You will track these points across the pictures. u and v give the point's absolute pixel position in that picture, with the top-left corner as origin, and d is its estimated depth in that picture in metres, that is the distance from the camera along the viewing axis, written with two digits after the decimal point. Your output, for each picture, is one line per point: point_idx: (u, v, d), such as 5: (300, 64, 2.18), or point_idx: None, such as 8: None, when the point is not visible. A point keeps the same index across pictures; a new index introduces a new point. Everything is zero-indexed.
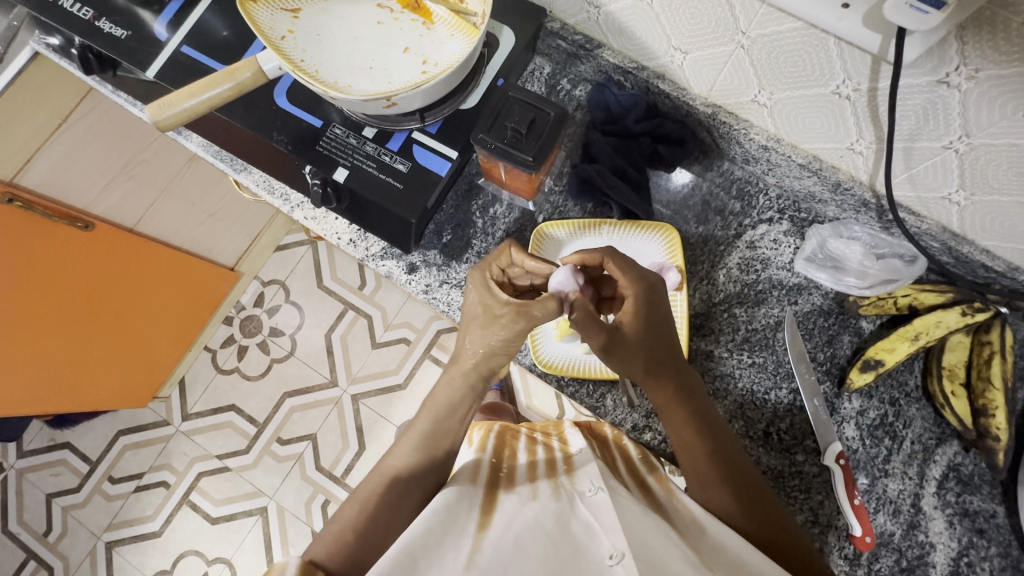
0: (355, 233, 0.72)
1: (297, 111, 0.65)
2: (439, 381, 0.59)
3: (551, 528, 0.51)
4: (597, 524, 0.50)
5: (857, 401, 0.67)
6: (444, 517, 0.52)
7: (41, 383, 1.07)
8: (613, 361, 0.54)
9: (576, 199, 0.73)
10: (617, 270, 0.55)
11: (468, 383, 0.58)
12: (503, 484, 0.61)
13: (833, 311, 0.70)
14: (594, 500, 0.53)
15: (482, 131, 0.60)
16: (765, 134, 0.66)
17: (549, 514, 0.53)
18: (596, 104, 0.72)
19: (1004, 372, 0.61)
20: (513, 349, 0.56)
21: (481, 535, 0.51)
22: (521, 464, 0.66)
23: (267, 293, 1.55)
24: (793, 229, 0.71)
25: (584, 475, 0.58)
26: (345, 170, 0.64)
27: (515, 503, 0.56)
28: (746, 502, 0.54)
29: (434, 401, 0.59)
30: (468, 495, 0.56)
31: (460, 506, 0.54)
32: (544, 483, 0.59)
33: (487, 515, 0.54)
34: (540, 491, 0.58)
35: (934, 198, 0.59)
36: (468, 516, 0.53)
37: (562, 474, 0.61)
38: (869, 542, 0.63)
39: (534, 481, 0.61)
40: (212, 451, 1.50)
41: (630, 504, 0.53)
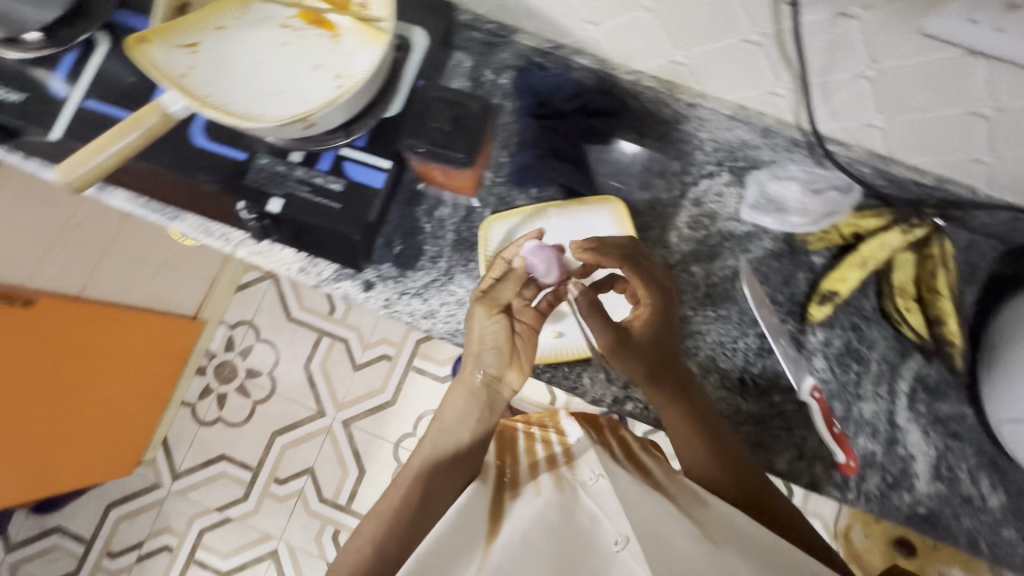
0: (305, 260, 0.69)
1: (217, 146, 0.64)
2: (449, 392, 0.65)
3: (560, 520, 0.51)
4: (601, 511, 0.51)
5: (821, 333, 0.69)
6: (454, 530, 0.51)
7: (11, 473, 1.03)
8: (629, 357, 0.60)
9: (519, 186, 0.72)
10: (631, 276, 0.61)
11: (470, 390, 0.64)
12: (509, 488, 0.61)
13: (784, 253, 0.71)
14: (597, 488, 0.54)
15: (412, 135, 0.62)
16: (691, 93, 0.68)
17: (554, 507, 0.53)
18: (522, 90, 0.71)
19: (949, 281, 0.64)
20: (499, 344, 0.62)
21: (491, 542, 0.51)
22: (523, 466, 0.66)
23: (237, 335, 1.54)
24: (734, 178, 0.71)
25: (585, 465, 0.59)
26: (280, 200, 0.62)
27: (522, 504, 0.56)
28: (744, 485, 0.57)
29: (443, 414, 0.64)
30: (476, 505, 0.56)
31: (470, 513, 0.54)
32: (547, 479, 0.60)
33: (497, 524, 0.54)
34: (543, 486, 0.58)
35: (858, 126, 0.61)
36: (477, 526, 0.53)
37: (563, 465, 0.62)
38: (854, 466, 0.65)
39: (537, 478, 0.61)
40: (210, 505, 1.47)
41: (631, 485, 0.54)
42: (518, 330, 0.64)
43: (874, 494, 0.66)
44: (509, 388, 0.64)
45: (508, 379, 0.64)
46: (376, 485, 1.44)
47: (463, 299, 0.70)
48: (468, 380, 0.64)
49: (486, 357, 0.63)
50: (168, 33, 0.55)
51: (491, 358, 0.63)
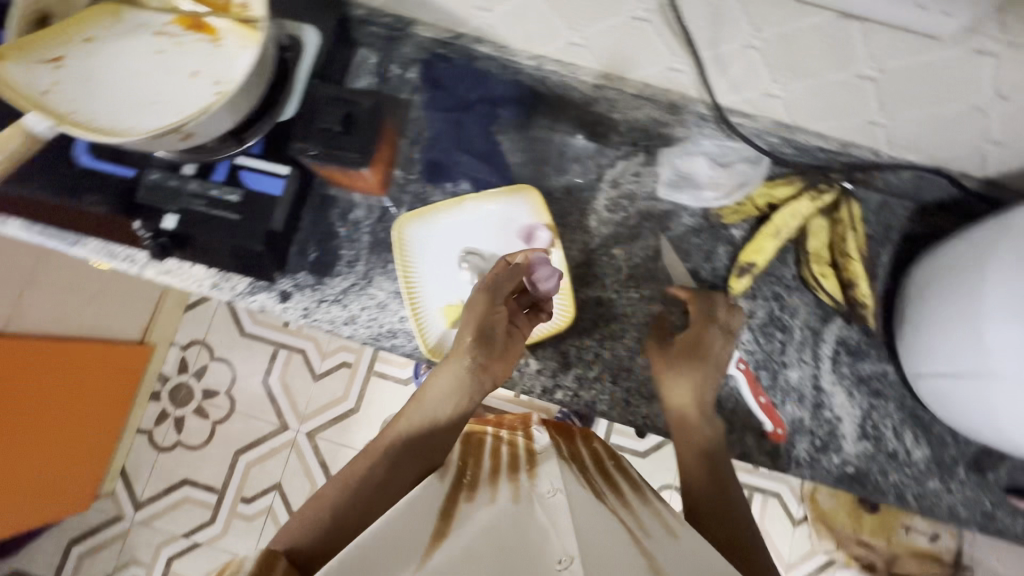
0: (216, 275, 0.68)
1: (105, 165, 0.60)
2: (436, 368, 0.60)
3: (511, 535, 0.45)
4: (552, 526, 0.45)
5: (745, 305, 0.70)
6: (403, 519, 0.44)
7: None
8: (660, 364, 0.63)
9: (433, 181, 0.71)
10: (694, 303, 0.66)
11: (457, 371, 0.59)
12: (466, 488, 0.52)
13: (703, 228, 0.71)
14: (554, 504, 0.48)
15: (313, 145, 0.60)
16: (594, 75, 0.67)
17: (507, 519, 0.47)
18: (428, 83, 0.71)
19: (859, 243, 0.66)
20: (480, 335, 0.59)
21: (437, 541, 0.43)
22: (485, 470, 0.58)
23: (189, 355, 1.50)
24: (648, 158, 0.72)
25: (546, 478, 0.53)
26: (176, 216, 0.60)
27: (474, 509, 0.48)
28: (716, 502, 0.56)
29: (428, 392, 0.59)
30: (426, 502, 0.47)
31: (418, 508, 0.46)
32: (505, 486, 0.53)
33: (446, 523, 0.45)
34: (500, 493, 0.51)
35: (756, 95, 0.61)
36: (422, 525, 0.44)
37: (523, 474, 0.56)
38: (782, 434, 0.66)
39: (495, 484, 0.54)
40: (176, 532, 1.43)
41: (590, 502, 0.50)
42: (514, 331, 0.63)
43: (803, 458, 0.67)
44: (493, 380, 0.61)
45: (494, 370, 0.61)
46: None
47: (384, 301, 0.69)
48: (457, 361, 0.59)
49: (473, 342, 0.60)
50: (25, 48, 0.52)
51: (485, 346, 0.60)
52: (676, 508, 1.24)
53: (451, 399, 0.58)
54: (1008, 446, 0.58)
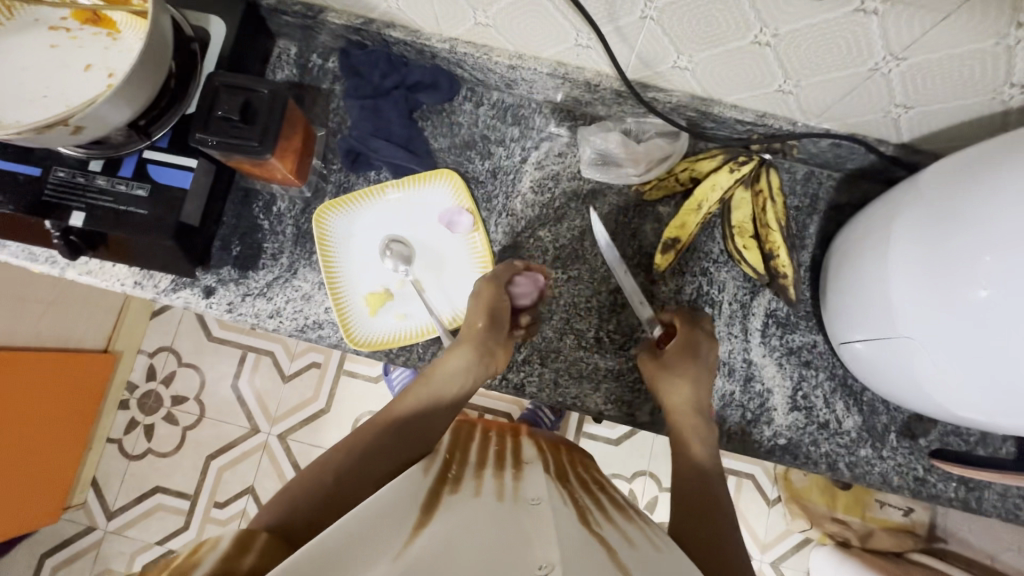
0: (139, 274, 0.68)
1: (8, 165, 0.60)
2: (445, 351, 0.63)
3: (495, 524, 0.43)
4: (536, 533, 0.42)
5: (672, 281, 0.70)
6: (382, 511, 0.42)
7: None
8: (651, 360, 0.63)
9: (356, 170, 0.71)
10: (682, 322, 0.63)
11: (471, 349, 0.61)
12: (450, 483, 0.51)
13: (630, 206, 0.71)
14: (539, 511, 0.46)
15: (218, 134, 0.57)
16: (507, 55, 0.66)
17: (488, 514, 0.45)
18: (347, 72, 0.70)
19: (777, 214, 0.62)
20: (490, 322, 0.62)
21: (418, 528, 0.41)
22: (470, 467, 0.56)
23: (157, 362, 1.49)
24: (571, 137, 0.72)
25: (531, 486, 0.52)
26: (82, 213, 0.59)
27: (458, 501, 0.47)
28: (703, 494, 0.53)
29: (436, 373, 0.61)
30: (408, 494, 0.46)
31: (400, 500, 0.45)
32: (489, 482, 0.53)
33: (428, 513, 0.44)
34: (484, 487, 0.51)
35: (667, 69, 0.61)
36: (407, 512, 0.43)
37: (507, 473, 0.57)
38: None
39: (479, 480, 0.53)
40: (149, 540, 1.43)
41: (572, 517, 0.47)
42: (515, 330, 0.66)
43: (734, 432, 0.67)
44: (496, 366, 0.63)
45: (498, 356, 0.63)
46: None
47: (309, 293, 0.68)
48: (470, 337, 0.62)
49: (485, 332, 0.62)
50: None
51: (493, 332, 0.63)
52: (648, 495, 1.23)
53: (459, 383, 0.61)
54: (943, 413, 0.57)
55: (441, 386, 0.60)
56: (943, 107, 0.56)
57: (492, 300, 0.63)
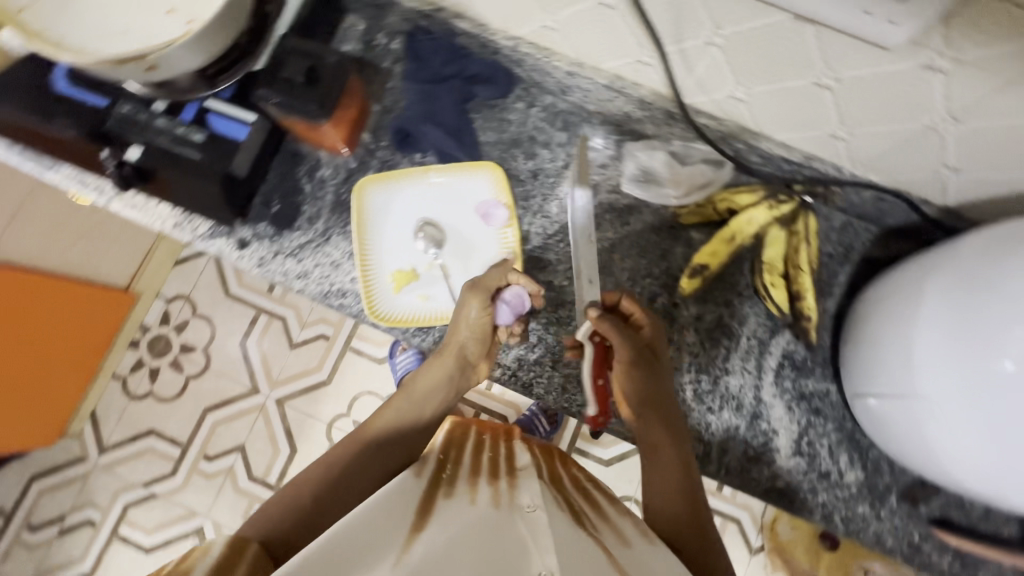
0: (180, 216, 0.69)
1: (79, 93, 0.63)
2: (426, 363, 0.64)
3: (489, 532, 0.43)
4: (533, 543, 0.42)
5: (695, 307, 0.69)
6: (374, 521, 0.43)
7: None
8: (645, 374, 0.60)
9: (401, 150, 0.72)
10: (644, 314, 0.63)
11: (450, 364, 0.63)
12: (445, 485, 0.52)
13: (663, 227, 0.71)
14: (535, 516, 0.46)
15: (278, 91, 0.61)
16: (567, 61, 0.68)
17: (485, 520, 0.45)
18: (409, 55, 0.72)
19: (809, 257, 0.66)
20: (473, 333, 0.63)
21: (413, 536, 0.42)
22: (467, 463, 0.57)
23: (172, 309, 1.51)
24: (615, 151, 0.72)
25: (527, 489, 0.51)
26: (140, 147, 0.62)
27: (453, 505, 0.48)
28: (695, 518, 0.54)
29: (416, 383, 0.64)
30: (402, 499, 0.47)
31: (392, 506, 0.46)
32: (485, 485, 0.52)
33: (423, 518, 0.45)
34: (479, 492, 0.50)
35: (723, 98, 0.61)
36: (399, 519, 0.44)
37: (505, 477, 0.55)
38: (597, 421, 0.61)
39: (476, 483, 0.52)
40: (135, 480, 1.46)
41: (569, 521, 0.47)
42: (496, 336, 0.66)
43: (734, 467, 0.66)
44: (479, 376, 0.65)
45: (479, 367, 0.65)
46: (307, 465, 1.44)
47: (339, 261, 0.69)
48: (449, 352, 0.64)
49: (468, 343, 0.64)
50: None
51: (473, 346, 0.63)
52: None
53: (437, 393, 0.64)
54: (944, 476, 0.56)
55: (419, 397, 0.63)
56: (992, 177, 0.56)
57: (469, 314, 0.62)
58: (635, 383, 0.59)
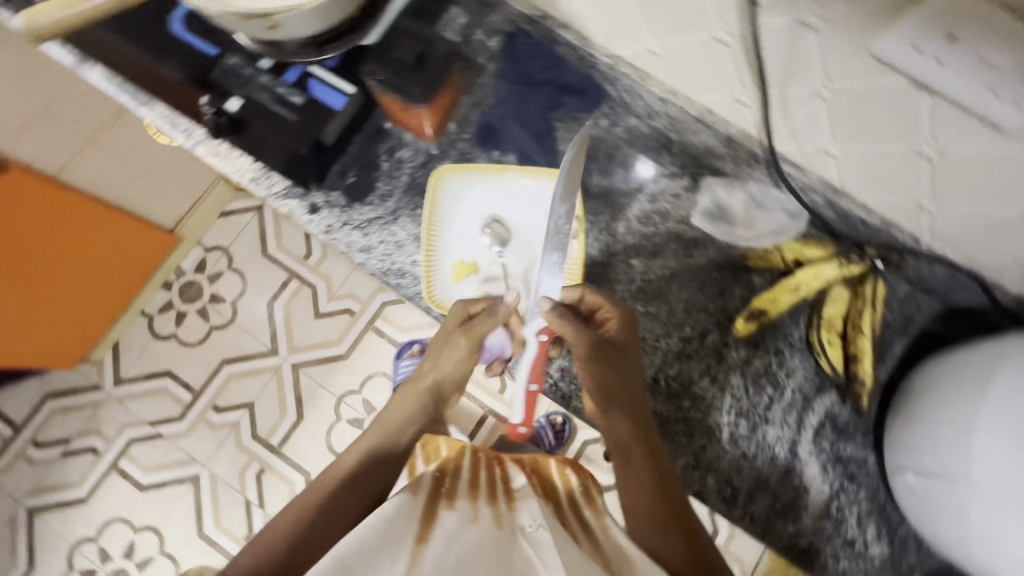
0: (258, 171, 0.70)
1: (191, 37, 0.65)
2: (398, 396, 0.73)
3: (492, 549, 0.59)
4: (538, 559, 0.57)
5: (744, 351, 0.69)
6: (388, 529, 0.58)
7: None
8: (607, 366, 0.63)
9: (482, 145, 0.73)
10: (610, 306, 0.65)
11: (422, 399, 0.72)
12: (443, 498, 0.67)
13: (725, 265, 0.71)
14: (534, 536, 0.61)
15: (385, 69, 0.66)
16: (662, 87, 0.69)
17: (488, 538, 0.61)
18: (506, 55, 0.72)
19: (873, 322, 0.66)
20: (455, 368, 0.71)
21: (421, 544, 0.58)
22: (461, 482, 0.73)
23: (209, 259, 1.63)
24: (690, 185, 0.72)
25: (524, 512, 0.66)
26: (240, 100, 0.64)
27: (453, 518, 0.64)
28: (668, 511, 0.61)
29: (387, 417, 0.72)
30: (409, 510, 0.62)
31: (403, 514, 0.61)
32: (483, 507, 0.68)
33: (427, 528, 0.61)
34: (480, 514, 0.66)
35: (814, 151, 0.61)
36: (409, 527, 0.59)
37: (501, 500, 0.70)
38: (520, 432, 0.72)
39: (473, 501, 0.69)
40: (144, 417, 1.55)
41: (565, 538, 0.62)
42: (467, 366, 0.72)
43: (760, 516, 0.66)
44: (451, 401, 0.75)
45: (450, 395, 0.74)
46: (311, 433, 1.52)
47: (403, 242, 0.70)
48: (420, 383, 0.73)
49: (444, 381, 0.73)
50: None
51: (450, 376, 0.72)
52: None
53: (411, 422, 0.71)
54: (956, 536, 0.57)
55: (392, 430, 0.70)
56: None
57: (457, 346, 0.69)
58: (595, 374, 0.63)
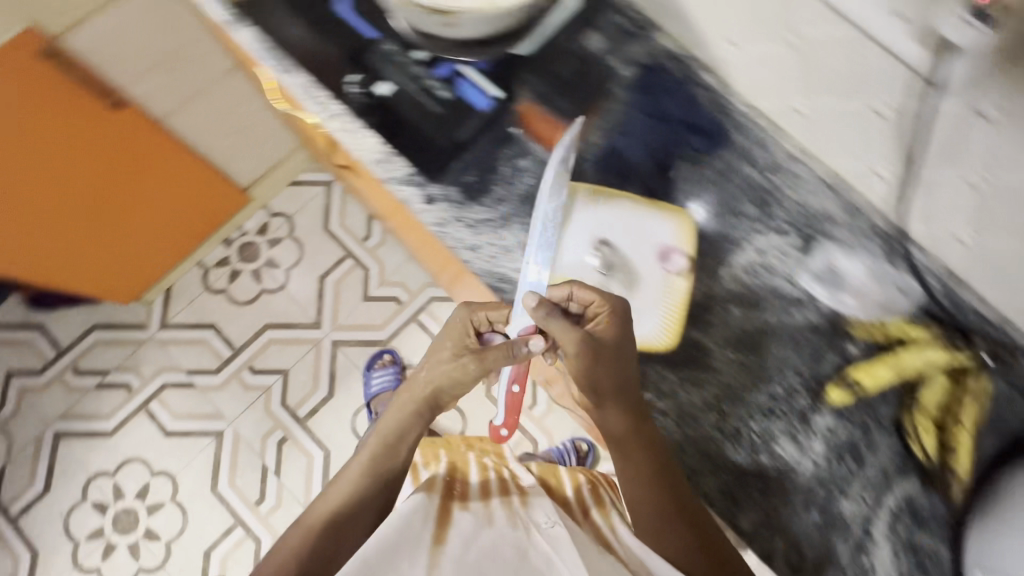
0: (384, 153, 0.71)
1: (356, 20, 0.73)
2: (393, 406, 0.76)
3: (501, 548, 0.74)
4: (554, 557, 0.72)
5: (830, 418, 0.67)
6: (405, 529, 0.73)
7: (13, 242, 1.16)
8: (603, 368, 0.64)
9: (601, 170, 0.72)
10: (603, 301, 0.65)
11: (417, 409, 0.75)
12: (457, 499, 0.85)
13: (824, 330, 0.69)
14: (547, 533, 0.76)
15: (535, 75, 0.72)
16: (795, 146, 0.70)
17: (501, 537, 0.76)
18: (642, 85, 0.73)
19: (978, 418, 0.63)
20: (455, 385, 0.74)
21: (438, 547, 0.74)
22: (471, 486, 0.91)
23: (272, 224, 1.67)
24: (799, 244, 0.70)
25: (537, 510, 0.81)
26: (391, 86, 0.71)
27: (465, 516, 0.81)
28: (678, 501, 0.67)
29: (385, 425, 0.76)
30: (421, 517, 0.77)
31: (415, 521, 0.76)
32: (498, 505, 0.84)
33: (442, 530, 0.77)
34: (494, 516, 0.81)
35: (944, 234, 0.64)
36: (426, 529, 0.76)
37: (516, 497, 0.86)
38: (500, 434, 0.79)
39: (485, 500, 0.86)
40: (181, 364, 1.58)
41: (576, 530, 0.77)
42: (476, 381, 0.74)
43: None
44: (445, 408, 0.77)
45: (446, 403, 0.77)
46: (338, 412, 1.54)
47: (509, 248, 0.71)
48: (416, 391, 0.75)
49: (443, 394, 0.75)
50: None
51: (449, 388, 0.74)
52: None
53: (410, 430, 0.76)
54: None
55: (390, 443, 0.76)
56: None
57: (467, 369, 0.71)
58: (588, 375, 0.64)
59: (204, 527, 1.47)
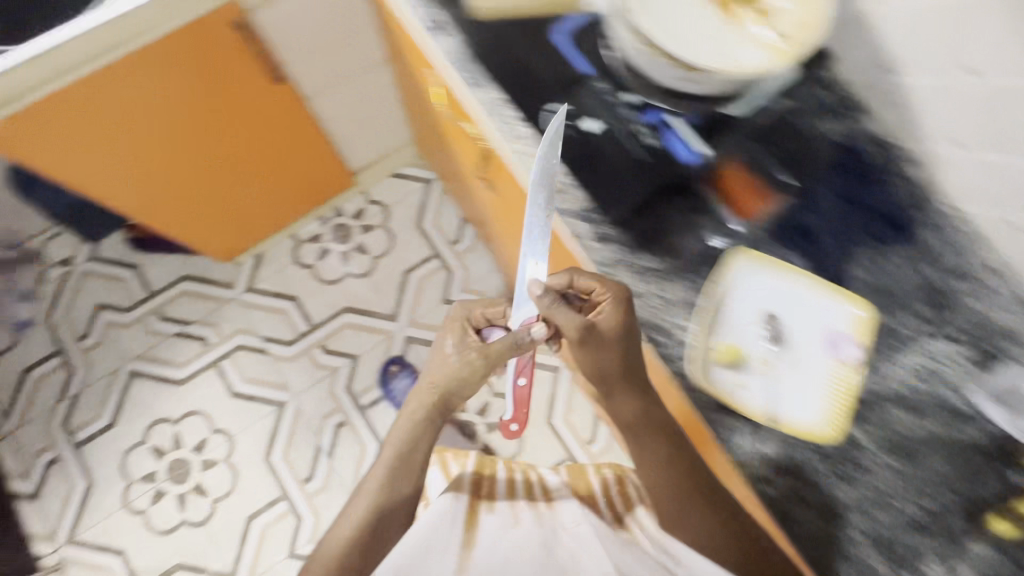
0: (562, 183, 0.71)
1: (570, 52, 0.76)
2: (402, 416, 0.80)
3: (525, 547, 0.77)
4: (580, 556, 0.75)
5: (983, 546, 0.63)
6: (431, 533, 0.78)
7: (156, 201, 1.20)
8: (598, 349, 0.66)
9: (780, 241, 0.71)
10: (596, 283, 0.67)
11: (429, 415, 0.79)
12: (485, 500, 0.88)
13: (991, 452, 0.65)
14: (574, 533, 0.79)
15: (745, 140, 0.73)
16: (994, 258, 0.67)
17: (531, 537, 0.79)
18: (834, 164, 0.72)
19: None
20: (462, 386, 0.77)
21: (466, 548, 0.78)
22: (497, 486, 0.92)
23: (368, 211, 1.70)
24: (976, 357, 0.66)
25: (566, 511, 0.84)
26: (597, 123, 0.73)
27: (491, 520, 0.84)
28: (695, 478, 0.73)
29: (396, 436, 0.80)
30: (446, 522, 0.80)
31: (438, 526, 0.79)
32: (527, 509, 0.86)
33: (470, 534, 0.80)
34: (523, 517, 0.84)
35: None
36: (452, 532, 0.79)
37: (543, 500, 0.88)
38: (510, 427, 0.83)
39: (515, 504, 0.88)
40: (258, 330, 1.61)
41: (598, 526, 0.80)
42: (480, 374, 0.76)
43: None
44: (455, 406, 0.79)
45: (456, 402, 0.79)
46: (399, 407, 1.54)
47: (670, 301, 0.69)
48: (425, 395, 0.78)
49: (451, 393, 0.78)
50: None
51: (456, 386, 0.77)
52: None
53: (422, 433, 0.80)
54: None
55: (404, 451, 0.80)
56: None
57: (474, 366, 0.74)
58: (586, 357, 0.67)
59: (251, 495, 1.48)
